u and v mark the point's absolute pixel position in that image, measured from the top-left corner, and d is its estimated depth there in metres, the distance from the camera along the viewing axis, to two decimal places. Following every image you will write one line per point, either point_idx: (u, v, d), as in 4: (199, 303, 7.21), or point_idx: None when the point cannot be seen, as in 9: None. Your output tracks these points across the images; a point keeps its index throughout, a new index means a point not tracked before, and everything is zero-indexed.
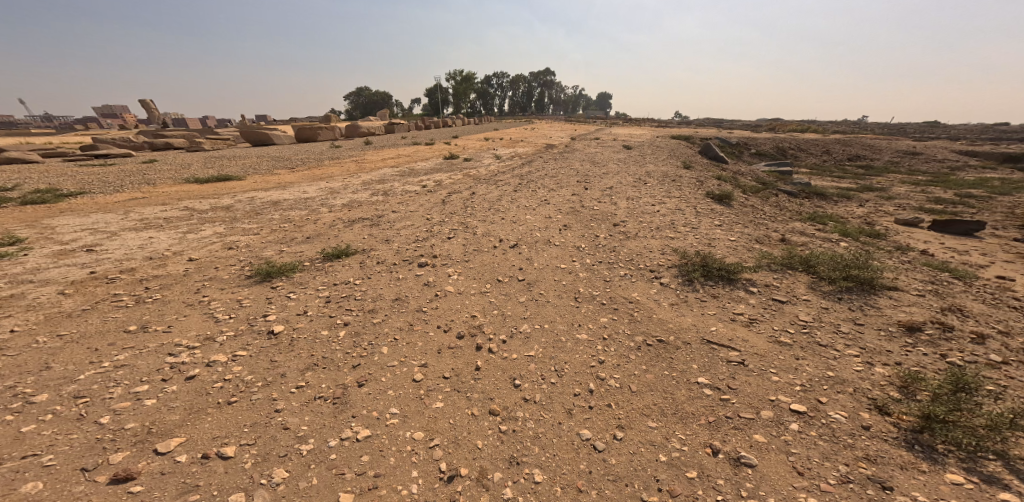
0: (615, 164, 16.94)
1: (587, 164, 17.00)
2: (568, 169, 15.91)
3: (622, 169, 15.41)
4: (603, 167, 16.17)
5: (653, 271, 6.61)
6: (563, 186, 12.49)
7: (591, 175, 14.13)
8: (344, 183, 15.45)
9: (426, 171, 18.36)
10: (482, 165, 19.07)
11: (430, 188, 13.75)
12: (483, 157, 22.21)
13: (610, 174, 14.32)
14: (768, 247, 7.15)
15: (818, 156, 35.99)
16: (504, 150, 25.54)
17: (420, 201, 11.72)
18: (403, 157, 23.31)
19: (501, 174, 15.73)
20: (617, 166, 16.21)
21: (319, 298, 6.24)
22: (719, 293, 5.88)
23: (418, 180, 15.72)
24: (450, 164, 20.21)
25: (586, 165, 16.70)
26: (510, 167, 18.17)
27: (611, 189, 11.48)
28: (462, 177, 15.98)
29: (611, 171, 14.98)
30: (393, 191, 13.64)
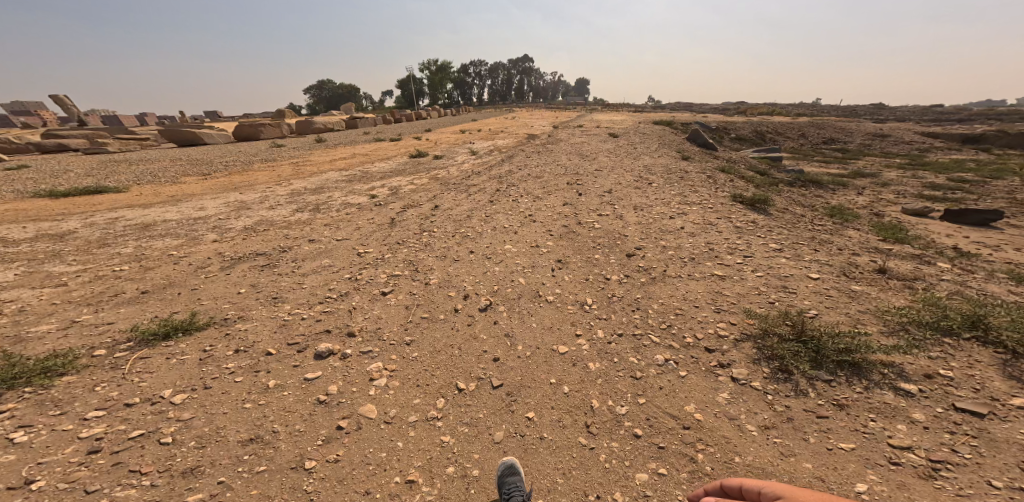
0: (601, 157, 14.31)
1: (567, 159, 14.29)
2: (548, 165, 13.15)
3: (611, 164, 12.81)
4: (588, 162, 13.53)
5: (716, 354, 4.14)
6: (544, 190, 9.76)
7: (576, 174, 11.44)
8: (260, 192, 12.03)
9: (375, 173, 15.16)
10: (447, 164, 16.13)
11: (373, 198, 10.73)
12: (451, 153, 19.27)
13: (599, 171, 11.69)
14: (884, 292, 4.85)
15: (798, 139, 34.99)
16: (470, 144, 22.49)
17: (354, 219, 8.71)
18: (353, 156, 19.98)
19: (465, 176, 12.80)
20: (604, 160, 13.60)
21: (81, 442, 3.31)
22: (847, 399, 3.50)
23: (361, 187, 12.58)
24: (406, 164, 17.04)
25: (567, 160, 14.01)
26: (476, 165, 15.25)
27: (606, 194, 8.88)
28: (417, 181, 12.95)
29: (598, 167, 12.34)
30: (323, 203, 10.51)
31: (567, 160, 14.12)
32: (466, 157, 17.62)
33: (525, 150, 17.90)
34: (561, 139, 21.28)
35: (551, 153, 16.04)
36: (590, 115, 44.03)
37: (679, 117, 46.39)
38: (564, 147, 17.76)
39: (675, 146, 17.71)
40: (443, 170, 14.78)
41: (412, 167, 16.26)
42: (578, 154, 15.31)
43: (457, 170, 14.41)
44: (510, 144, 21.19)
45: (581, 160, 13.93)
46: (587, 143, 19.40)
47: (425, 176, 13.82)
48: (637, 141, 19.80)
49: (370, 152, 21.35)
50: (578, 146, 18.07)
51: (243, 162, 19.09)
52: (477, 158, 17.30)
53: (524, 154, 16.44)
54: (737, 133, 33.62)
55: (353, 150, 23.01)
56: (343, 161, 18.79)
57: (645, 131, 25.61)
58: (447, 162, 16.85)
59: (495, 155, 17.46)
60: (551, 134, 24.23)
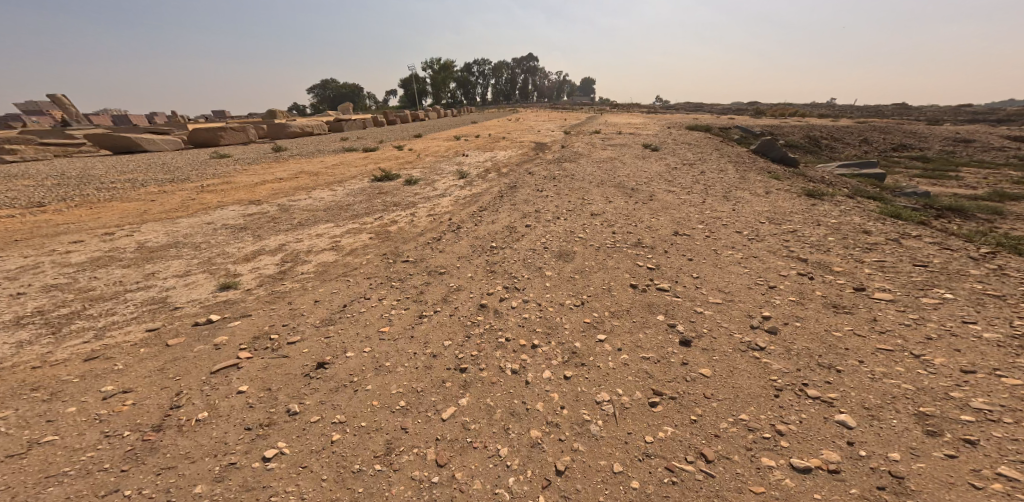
0: (664, 192, 8.65)
1: (605, 196, 8.69)
2: (575, 214, 7.58)
3: (688, 212, 7.22)
4: (645, 204, 7.94)
5: None
6: (577, 322, 4.49)
7: (633, 244, 5.96)
8: (37, 249, 6.88)
9: (291, 210, 9.77)
10: (421, 193, 10.97)
11: (228, 297, 5.46)
12: (434, 171, 14.10)
13: (676, 235, 6.16)
14: None
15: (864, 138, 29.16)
16: (460, 156, 16.90)
17: (55, 403, 3.64)
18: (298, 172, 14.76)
19: (427, 235, 7.37)
20: (674, 200, 7.94)
21: None
22: None
23: (233, 247, 7.27)
24: (356, 191, 11.55)
25: (607, 199, 8.44)
26: (455, 201, 9.77)
27: (746, 369, 3.68)
28: (341, 240, 7.59)
29: (667, 221, 6.80)
30: (107, 298, 5.35)
31: (603, 198, 8.53)
32: (447, 182, 12.05)
33: (533, 170, 12.29)
34: (586, 152, 15.59)
35: (574, 181, 10.44)
36: (620, 120, 38.06)
37: (720, 120, 40.06)
38: (590, 168, 12.13)
39: (761, 166, 11.93)
40: (401, 212, 9.32)
41: (358, 198, 10.80)
42: (620, 185, 9.63)
43: (423, 213, 8.96)
44: (513, 157, 15.52)
45: (631, 199, 8.35)
46: (624, 158, 13.67)
47: (365, 225, 8.42)
48: (697, 155, 13.90)
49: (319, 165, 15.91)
50: (611, 165, 12.41)
51: (133, 179, 13.96)
52: (463, 183, 11.74)
53: (532, 181, 10.88)
54: (798, 137, 27.36)
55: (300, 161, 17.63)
56: (270, 180, 13.41)
57: (694, 139, 19.70)
58: (414, 191, 11.32)
59: (489, 179, 11.88)
60: (571, 143, 18.43)
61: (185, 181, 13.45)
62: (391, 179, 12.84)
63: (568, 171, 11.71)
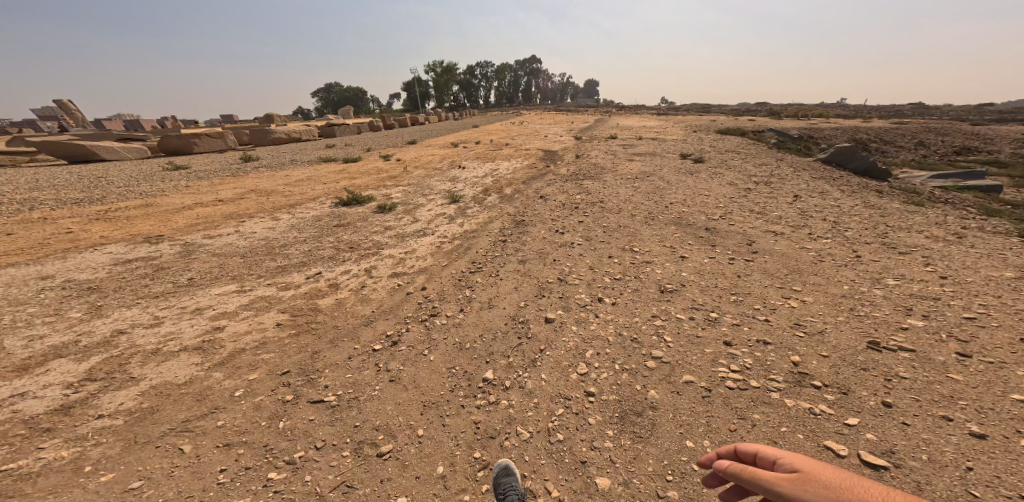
0: (755, 238, 5.51)
1: (665, 245, 5.56)
2: (625, 296, 4.55)
3: (815, 297, 4.16)
4: (736, 267, 4.84)
5: None
6: None
7: (777, 406, 3.02)
8: None
9: (192, 250, 6.70)
10: (396, 226, 8.03)
11: None
12: (419, 188, 11.11)
13: (831, 385, 3.17)
14: None
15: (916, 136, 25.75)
16: (454, 168, 13.75)
17: None
18: (250, 187, 11.75)
19: (378, 340, 4.48)
20: (787, 263, 4.81)
21: None
22: None
23: (23, 336, 4.29)
24: (305, 221, 8.47)
25: (669, 254, 5.32)
26: (435, 246, 6.71)
27: None
28: (225, 329, 4.67)
29: (796, 330, 3.78)
30: None
31: (661, 251, 5.43)
32: (431, 210, 8.95)
33: (548, 194, 9.17)
34: (612, 163, 12.40)
35: (608, 212, 7.31)
36: (637, 121, 34.90)
37: (746, 122, 36.60)
38: (627, 188, 8.92)
39: (865, 182, 8.61)
40: (351, 265, 6.28)
41: (301, 233, 7.74)
42: (679, 221, 6.47)
43: (382, 272, 5.95)
44: (520, 170, 12.33)
45: (707, 253, 5.24)
46: (666, 172, 10.45)
47: (285, 292, 5.48)
48: (759, 166, 10.76)
49: (277, 180, 12.77)
50: (652, 183, 9.19)
51: (34, 195, 10.90)
52: (451, 212, 8.62)
53: (547, 211, 7.75)
54: (845, 139, 23.84)
55: (260, 173, 14.52)
56: (200, 200, 10.36)
57: (737, 144, 16.41)
58: (383, 224, 8.23)
59: (487, 206, 8.76)
60: (589, 152, 15.24)
61: (91, 198, 10.37)
62: (361, 203, 9.55)
63: (596, 195, 8.60)
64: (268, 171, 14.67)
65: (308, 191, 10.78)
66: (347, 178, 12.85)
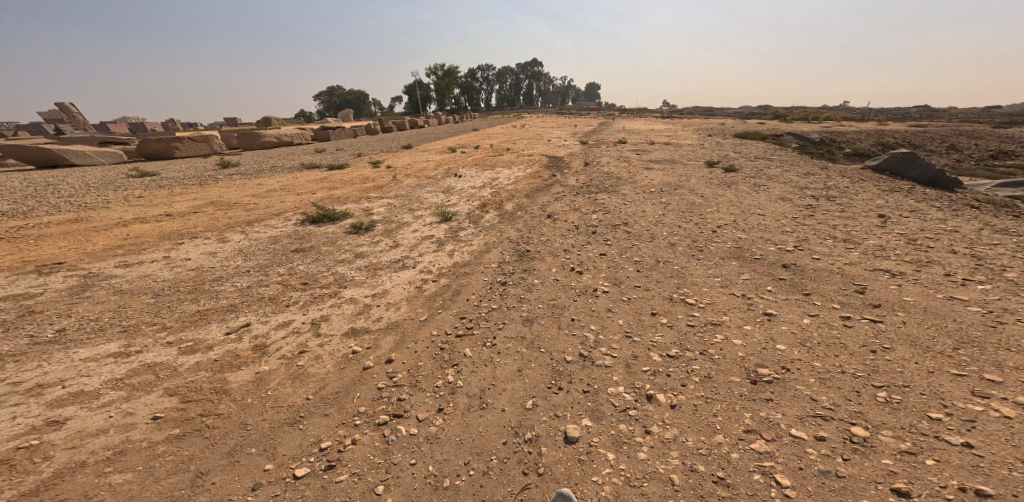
0: (848, 292, 4.06)
1: (725, 304, 4.12)
2: (682, 399, 3.16)
3: (1001, 412, 2.68)
4: (842, 349, 3.40)
5: None
6: None
7: None
8: None
9: (89, 285, 5.15)
10: (371, 253, 6.53)
11: None
12: (405, 200, 9.57)
13: None
14: None
15: (946, 136, 24.10)
16: (449, 175, 12.20)
17: None
18: (212, 195, 10.11)
19: (304, 461, 3.06)
20: (918, 340, 3.35)
21: None
22: None
23: None
24: (259, 243, 6.93)
25: (734, 320, 3.88)
26: (411, 290, 5.17)
27: None
28: (65, 431, 3.23)
29: (1011, 480, 2.29)
30: None
31: (719, 313, 3.99)
32: (415, 230, 7.41)
33: (557, 211, 7.61)
34: (628, 171, 10.81)
35: (637, 240, 5.78)
36: (643, 123, 33.48)
37: (759, 124, 34.97)
38: (654, 203, 7.35)
39: (947, 197, 7.04)
40: (299, 321, 4.79)
41: (248, 259, 6.20)
42: (733, 256, 4.97)
43: (336, 340, 4.48)
44: (523, 179, 10.77)
45: (790, 320, 3.79)
46: (695, 182, 8.85)
47: (183, 367, 4.00)
48: (802, 175, 9.23)
49: (246, 186, 11.15)
50: (683, 197, 7.62)
51: None
52: (440, 234, 7.08)
53: (558, 237, 6.21)
54: (870, 142, 22.19)
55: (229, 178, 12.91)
56: (145, 210, 8.75)
57: (763, 148, 14.80)
58: (354, 250, 6.69)
59: (483, 226, 7.21)
60: (599, 157, 13.66)
61: (21, 210, 8.80)
62: (333, 219, 7.98)
63: (617, 213, 7.06)
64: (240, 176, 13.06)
65: (275, 203, 9.21)
66: (326, 184, 11.23)
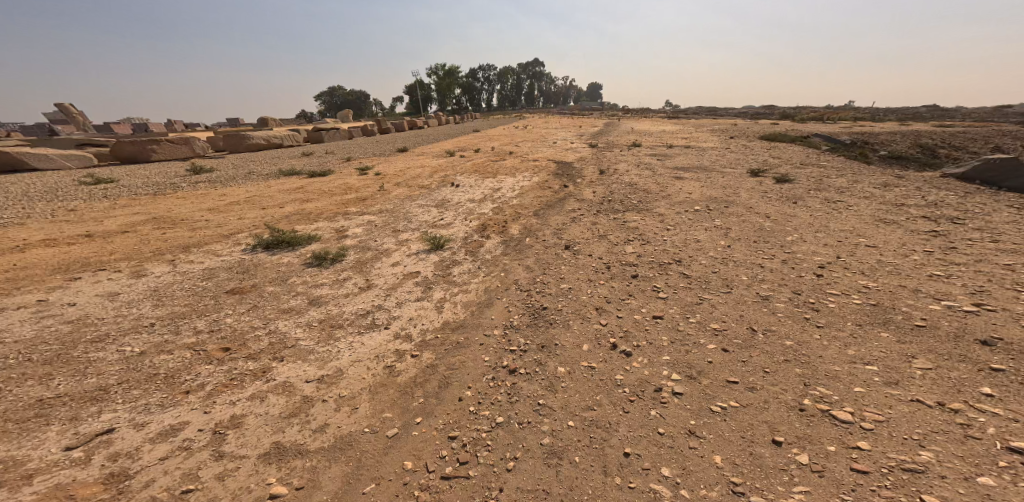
0: None
1: (912, 425, 2.49)
2: None
3: None
4: None
5: None
6: None
7: None
8: None
9: None
10: (333, 299, 4.87)
11: None
12: (392, 216, 7.86)
13: None
14: None
15: (987, 136, 22.30)
16: (444, 184, 10.49)
17: None
18: (157, 203, 8.33)
19: None
20: None
21: None
22: None
23: None
24: (187, 277, 5.21)
25: (950, 465, 2.24)
26: (377, 386, 3.54)
27: None
28: None
29: None
30: None
31: (910, 447, 2.37)
32: (395, 263, 5.72)
33: (577, 239, 5.90)
34: (656, 180, 9.07)
35: (711, 291, 4.09)
36: (653, 125, 31.92)
37: (777, 125, 33.12)
38: (708, 228, 5.62)
39: None
40: (195, 427, 3.08)
41: (157, 307, 4.52)
42: (878, 330, 3.28)
43: (244, 474, 2.78)
44: (531, 190, 9.07)
45: None
46: (748, 197, 7.12)
47: None
48: (877, 184, 7.55)
49: (206, 191, 9.42)
50: (742, 219, 5.89)
51: None
52: (426, 270, 5.40)
53: (587, 284, 4.52)
54: (906, 145, 20.39)
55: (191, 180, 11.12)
56: (64, 227, 7.06)
57: (803, 153, 13.02)
58: (310, 293, 5.00)
59: (483, 260, 5.52)
60: (617, 164, 11.94)
61: None
62: (295, 244, 6.24)
63: (660, 243, 5.35)
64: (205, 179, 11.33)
65: (229, 215, 7.45)
66: (300, 191, 9.46)
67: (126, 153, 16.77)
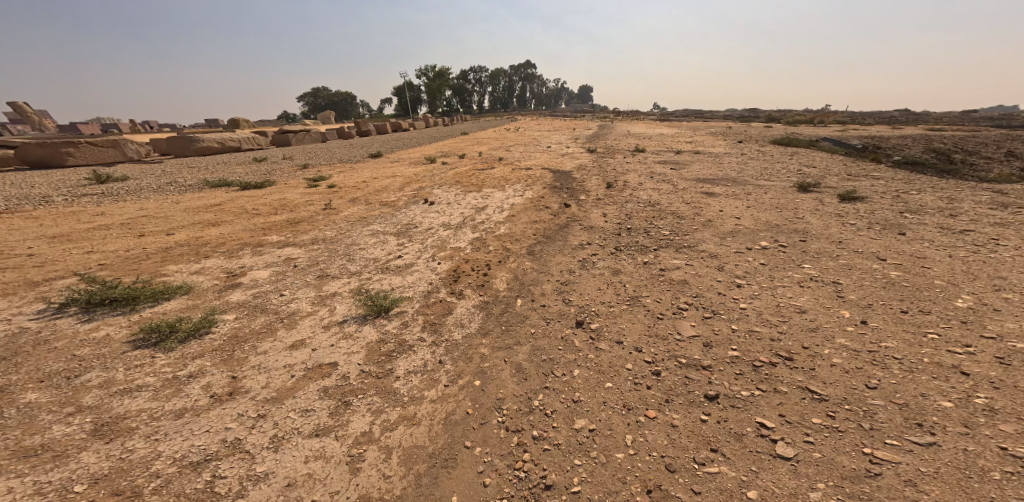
0: None
1: None
2: None
3: None
4: None
5: None
6: None
7: None
8: None
9: None
10: (155, 429, 2.81)
11: None
12: (324, 250, 5.65)
13: None
14: None
15: (999, 140, 21.20)
16: (414, 201, 8.30)
17: None
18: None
19: None
20: None
21: None
22: None
23: None
24: None
25: None
26: None
27: None
28: None
29: None
30: None
31: None
32: (290, 350, 3.68)
33: (594, 307, 3.96)
34: (683, 197, 7.09)
35: (884, 449, 2.27)
36: (648, 127, 30.29)
37: (775, 128, 31.90)
38: (797, 288, 3.71)
39: None
40: None
41: None
42: None
43: None
44: (521, 211, 6.99)
45: None
46: (824, 223, 5.17)
47: None
48: (989, 199, 5.64)
49: (74, 207, 7.04)
50: (842, 265, 3.95)
51: None
52: (352, 375, 3.47)
53: (628, 427, 2.77)
54: (920, 149, 19.09)
55: (73, 191, 8.61)
56: None
57: (836, 160, 11.24)
58: (103, 409, 2.90)
59: (455, 358, 3.65)
60: (625, 173, 9.91)
61: None
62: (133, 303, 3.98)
63: (748, 317, 3.49)
64: (94, 189, 8.85)
65: (67, 246, 5.13)
66: (211, 209, 7.17)
67: (32, 156, 13.94)
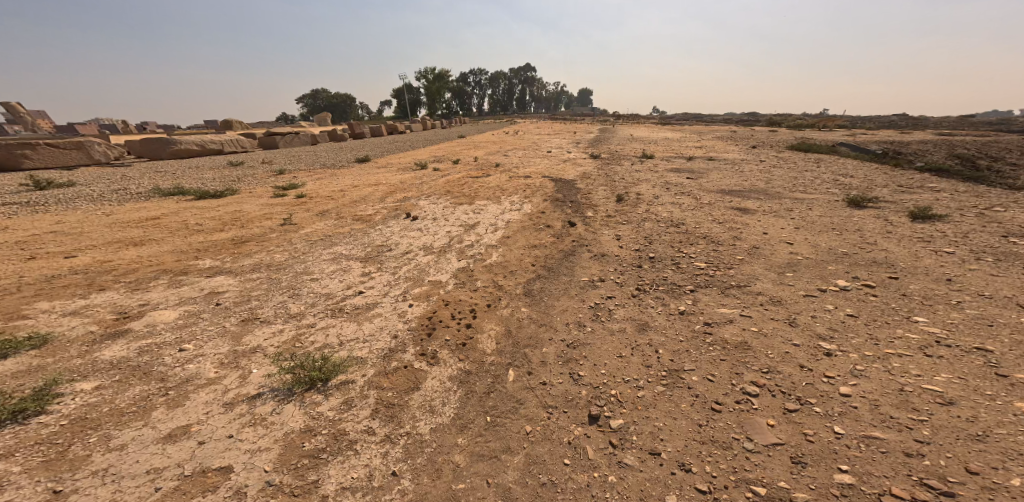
0: None
1: None
2: None
3: None
4: None
5: None
6: None
7: None
8: None
9: None
10: None
11: None
12: (266, 283, 4.51)
13: None
14: None
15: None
16: (393, 215, 7.14)
17: None
18: None
19: None
20: None
21: None
22: None
23: None
24: None
25: None
26: None
27: None
28: None
29: None
30: None
31: None
32: (163, 444, 2.61)
33: (611, 397, 2.92)
34: (710, 214, 5.93)
35: None
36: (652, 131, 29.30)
37: (783, 132, 30.87)
38: (916, 373, 2.58)
39: None
40: None
41: None
42: None
43: None
44: (517, 231, 5.84)
45: None
46: (912, 252, 3.98)
47: None
48: None
49: None
50: (972, 333, 2.81)
51: None
52: (248, 493, 2.36)
53: None
54: (944, 155, 18.02)
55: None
56: None
57: (870, 167, 10.12)
58: None
59: (417, 471, 2.52)
60: (636, 183, 8.78)
61: None
62: None
63: (856, 419, 2.37)
64: (20, 197, 7.65)
65: None
66: (143, 224, 6.00)
67: None
